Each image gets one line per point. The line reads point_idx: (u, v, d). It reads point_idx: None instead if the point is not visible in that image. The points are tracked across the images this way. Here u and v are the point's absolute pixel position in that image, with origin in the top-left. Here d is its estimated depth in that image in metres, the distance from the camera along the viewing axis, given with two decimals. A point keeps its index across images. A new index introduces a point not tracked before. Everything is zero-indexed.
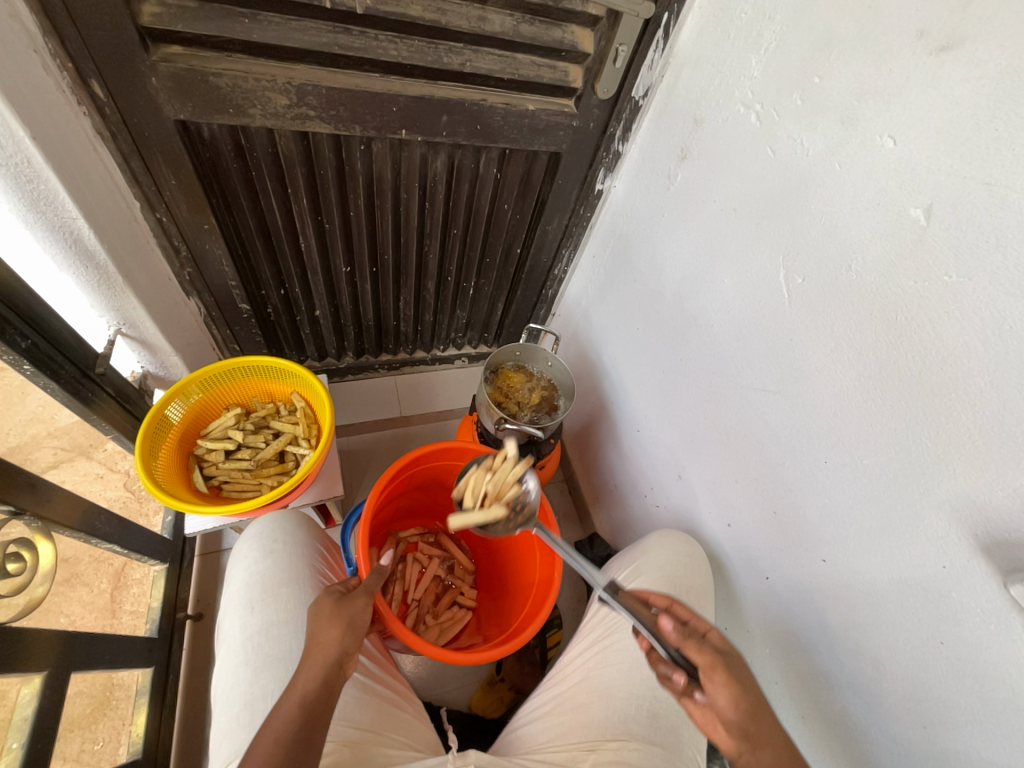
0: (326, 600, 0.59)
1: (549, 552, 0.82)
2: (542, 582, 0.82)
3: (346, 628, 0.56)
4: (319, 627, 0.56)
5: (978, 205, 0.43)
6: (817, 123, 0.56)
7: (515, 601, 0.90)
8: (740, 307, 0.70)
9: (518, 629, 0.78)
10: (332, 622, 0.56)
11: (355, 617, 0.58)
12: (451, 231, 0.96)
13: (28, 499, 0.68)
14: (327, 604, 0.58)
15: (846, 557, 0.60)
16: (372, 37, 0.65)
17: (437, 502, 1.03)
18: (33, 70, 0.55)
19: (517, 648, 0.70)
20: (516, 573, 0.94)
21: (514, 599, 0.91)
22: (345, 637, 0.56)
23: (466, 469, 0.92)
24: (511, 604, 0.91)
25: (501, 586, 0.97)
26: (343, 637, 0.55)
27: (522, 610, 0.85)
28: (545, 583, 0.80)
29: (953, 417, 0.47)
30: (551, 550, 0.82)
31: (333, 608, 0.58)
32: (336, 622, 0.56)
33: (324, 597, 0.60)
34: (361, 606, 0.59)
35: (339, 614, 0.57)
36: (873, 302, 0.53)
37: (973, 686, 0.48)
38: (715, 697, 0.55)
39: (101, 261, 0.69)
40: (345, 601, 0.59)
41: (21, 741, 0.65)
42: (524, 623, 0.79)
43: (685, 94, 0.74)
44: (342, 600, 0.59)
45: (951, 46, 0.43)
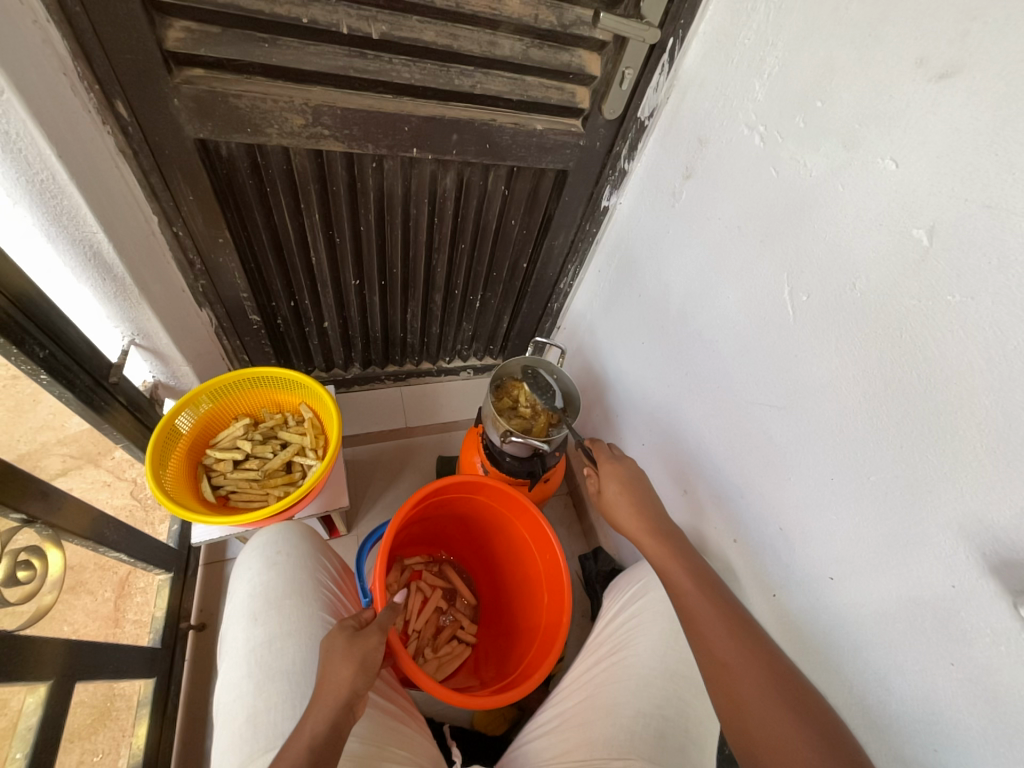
0: (340, 635, 0.59)
1: (558, 594, 0.82)
2: (548, 629, 0.81)
3: (358, 668, 0.56)
4: (331, 665, 0.56)
5: (980, 226, 0.44)
6: (820, 145, 0.57)
7: (518, 642, 0.90)
8: (745, 322, 0.71)
9: (521, 677, 0.78)
10: (344, 662, 0.56)
11: (367, 656, 0.57)
12: (459, 246, 0.98)
13: (39, 507, 0.68)
14: (340, 641, 0.58)
15: (853, 575, 0.60)
16: (386, 61, 0.68)
17: (444, 532, 1.03)
18: (61, 91, 0.57)
19: (524, 695, 0.70)
20: (520, 612, 0.93)
21: (516, 640, 0.90)
22: (356, 678, 0.55)
23: (479, 503, 0.93)
24: (513, 646, 0.90)
25: (503, 624, 0.97)
26: (355, 678, 0.55)
27: (525, 653, 0.84)
28: (551, 629, 0.80)
29: (960, 435, 0.47)
30: (559, 593, 0.82)
31: (347, 646, 0.58)
32: (348, 662, 0.56)
33: (337, 632, 0.59)
34: (375, 644, 0.59)
35: (351, 653, 0.57)
36: (877, 320, 0.53)
37: (984, 707, 0.48)
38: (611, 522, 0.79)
39: (119, 274, 0.71)
40: (358, 639, 0.59)
41: (24, 750, 0.65)
42: (529, 667, 0.78)
43: (690, 115, 0.76)
44: (355, 637, 0.59)
45: (950, 73, 0.45)
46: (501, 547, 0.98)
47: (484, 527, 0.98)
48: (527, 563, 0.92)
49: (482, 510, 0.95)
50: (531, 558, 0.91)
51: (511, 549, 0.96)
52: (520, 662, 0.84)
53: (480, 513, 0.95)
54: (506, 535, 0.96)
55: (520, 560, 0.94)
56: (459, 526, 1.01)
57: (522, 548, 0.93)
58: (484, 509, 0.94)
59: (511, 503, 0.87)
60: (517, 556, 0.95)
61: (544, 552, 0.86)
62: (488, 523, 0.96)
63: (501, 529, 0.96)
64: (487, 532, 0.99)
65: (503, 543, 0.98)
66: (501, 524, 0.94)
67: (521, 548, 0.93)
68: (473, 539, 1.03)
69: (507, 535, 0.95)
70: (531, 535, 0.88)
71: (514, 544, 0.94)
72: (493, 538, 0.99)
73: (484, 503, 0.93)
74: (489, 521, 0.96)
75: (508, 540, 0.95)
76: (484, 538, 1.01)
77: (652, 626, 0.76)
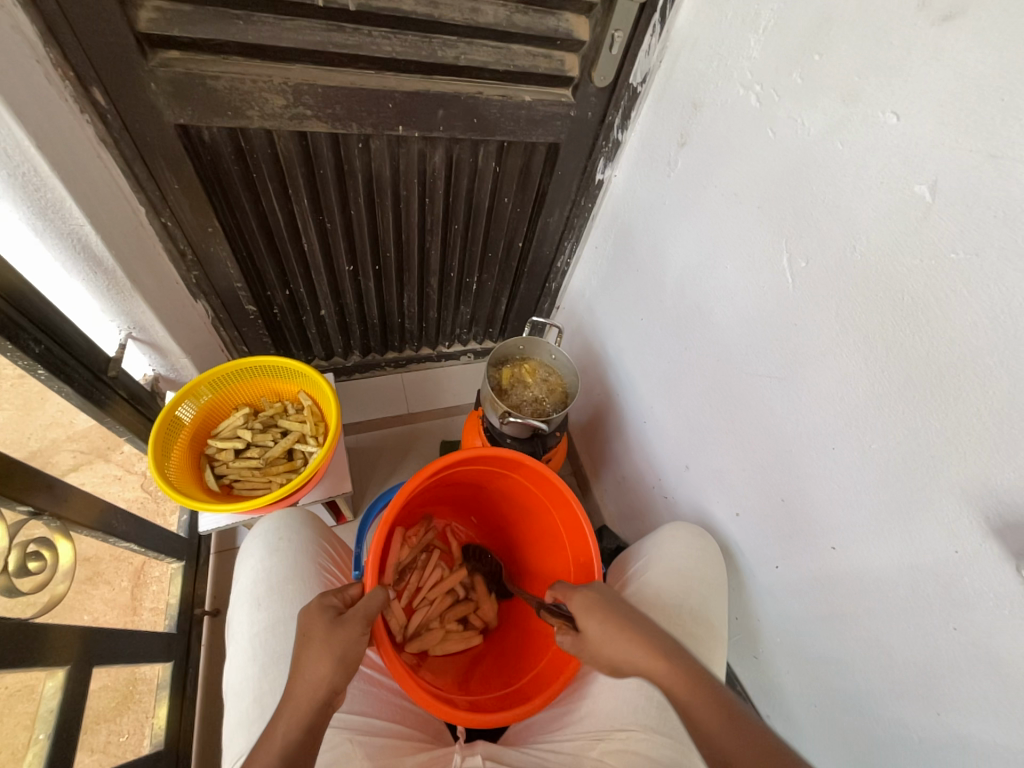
0: (319, 623, 0.58)
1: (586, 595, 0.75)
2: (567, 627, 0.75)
3: (335, 664, 0.55)
4: (308, 659, 0.55)
5: (984, 177, 0.42)
6: (818, 102, 0.55)
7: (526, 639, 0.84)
8: (745, 295, 0.69)
9: (531, 686, 0.73)
10: (321, 657, 0.55)
11: (345, 652, 0.56)
12: (452, 227, 0.96)
13: (46, 499, 0.70)
14: (318, 633, 0.57)
15: (856, 545, 0.59)
16: (365, 34, 0.66)
17: (475, 501, 0.99)
18: (36, 80, 0.56)
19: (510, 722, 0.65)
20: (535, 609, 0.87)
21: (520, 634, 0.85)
22: (333, 674, 0.55)
23: (513, 481, 0.87)
24: (521, 642, 0.85)
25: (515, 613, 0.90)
26: (332, 675, 0.55)
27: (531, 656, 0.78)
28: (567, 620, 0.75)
29: (964, 399, 0.46)
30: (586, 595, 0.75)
31: (325, 638, 0.57)
32: (324, 658, 0.55)
33: (317, 620, 0.59)
34: (355, 636, 0.58)
35: (328, 648, 0.56)
36: (879, 282, 0.51)
37: (987, 672, 0.48)
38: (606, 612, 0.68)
39: (110, 266, 0.71)
40: (336, 631, 0.57)
41: (47, 732, 0.67)
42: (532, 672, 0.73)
43: (683, 78, 0.73)
44: (334, 627, 0.58)
45: (954, 14, 0.42)
46: (530, 530, 0.93)
47: (515, 506, 0.94)
48: (555, 553, 0.86)
49: (516, 488, 0.89)
50: (561, 553, 0.85)
51: (539, 534, 0.91)
52: (520, 665, 0.80)
53: (515, 490, 0.90)
54: (537, 520, 0.90)
55: (549, 550, 0.88)
56: (492, 498, 0.96)
57: (553, 538, 0.87)
58: (515, 486, 0.89)
59: (547, 485, 0.81)
60: (546, 543, 0.89)
61: (577, 551, 0.80)
62: (521, 501, 0.91)
63: (533, 511, 0.90)
64: (516, 511, 0.94)
65: (533, 526, 0.92)
66: (534, 506, 0.89)
67: (552, 539, 0.87)
68: (501, 512, 0.98)
69: (540, 523, 0.90)
70: (565, 527, 0.82)
71: (545, 530, 0.88)
72: (523, 519, 0.94)
73: (521, 482, 0.87)
74: (522, 500, 0.91)
75: (538, 524, 0.90)
76: (514, 515, 0.96)
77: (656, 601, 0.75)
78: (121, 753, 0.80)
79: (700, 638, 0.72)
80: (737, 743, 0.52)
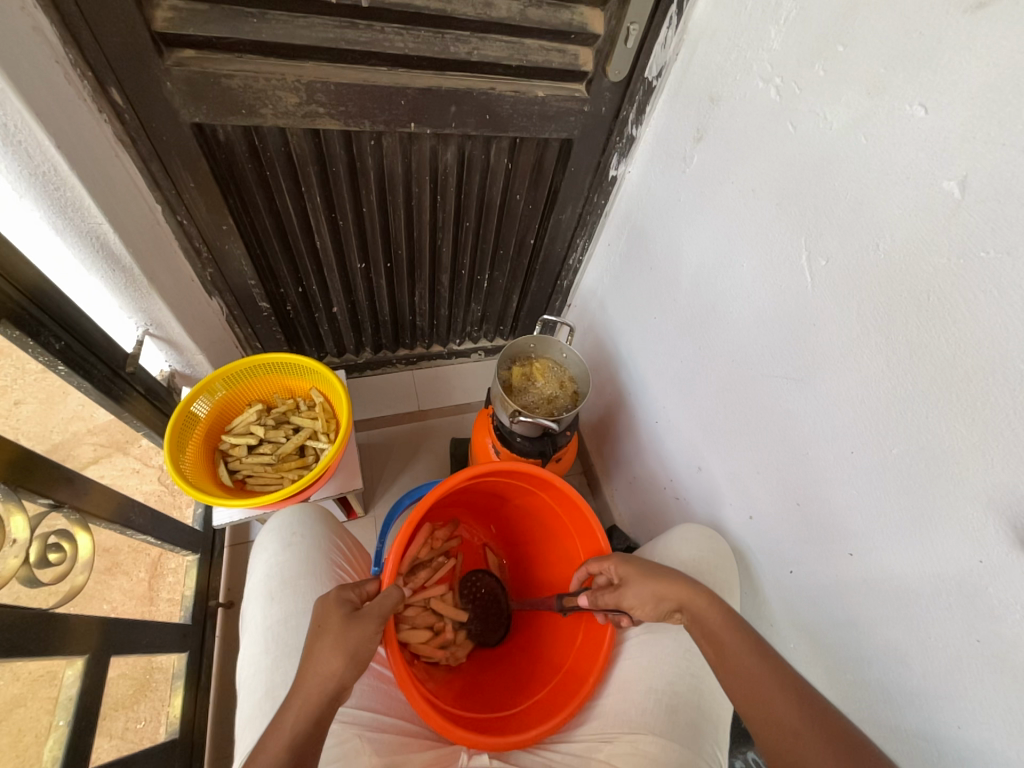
0: (334, 616, 0.58)
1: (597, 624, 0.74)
2: (582, 650, 0.74)
3: (348, 659, 0.55)
4: (321, 652, 0.55)
5: (1016, 171, 0.40)
6: (841, 95, 0.53)
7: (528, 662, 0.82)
8: (762, 294, 0.67)
9: (537, 710, 0.72)
10: (334, 652, 0.55)
11: (358, 649, 0.56)
12: (464, 224, 0.96)
13: (66, 492, 0.71)
14: (334, 625, 0.57)
15: (874, 550, 0.58)
16: (378, 30, 0.65)
17: (494, 510, 0.98)
18: (56, 80, 0.57)
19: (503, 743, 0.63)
20: (540, 631, 0.85)
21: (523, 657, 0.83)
22: (345, 669, 0.55)
23: (541, 498, 0.86)
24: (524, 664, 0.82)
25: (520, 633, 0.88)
26: (343, 670, 0.54)
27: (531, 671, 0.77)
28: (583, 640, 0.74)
29: (990, 403, 0.44)
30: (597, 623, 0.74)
31: (340, 632, 0.56)
32: (338, 652, 0.55)
33: (334, 611, 0.59)
34: (369, 634, 0.57)
35: (343, 643, 0.55)
36: (902, 282, 0.50)
37: (1012, 687, 0.46)
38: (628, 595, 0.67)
39: (127, 265, 0.72)
40: (352, 625, 0.57)
41: (67, 719, 0.69)
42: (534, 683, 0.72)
43: (700, 72, 0.71)
44: (350, 621, 0.57)
45: (987, 2, 0.40)
46: (546, 549, 0.91)
47: (536, 521, 0.92)
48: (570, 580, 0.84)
49: (540, 505, 0.88)
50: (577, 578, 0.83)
51: (556, 555, 0.89)
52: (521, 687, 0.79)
53: (540, 507, 0.89)
54: (556, 542, 0.89)
55: (563, 574, 0.87)
56: (514, 510, 0.95)
57: (569, 563, 0.85)
58: (540, 502, 0.87)
59: (573, 508, 0.80)
60: (561, 568, 0.87)
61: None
62: (542, 518, 0.90)
63: (554, 532, 0.88)
64: (536, 527, 0.92)
65: (550, 546, 0.90)
66: (555, 525, 0.88)
67: (567, 561, 0.86)
68: (519, 525, 0.97)
69: (559, 545, 0.88)
70: (585, 552, 0.80)
71: (563, 554, 0.87)
72: (541, 537, 0.92)
73: (546, 500, 0.86)
74: (545, 519, 0.89)
75: (556, 543, 0.89)
76: (532, 530, 0.94)
77: None
78: (138, 741, 0.81)
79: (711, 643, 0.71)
80: (801, 722, 0.52)
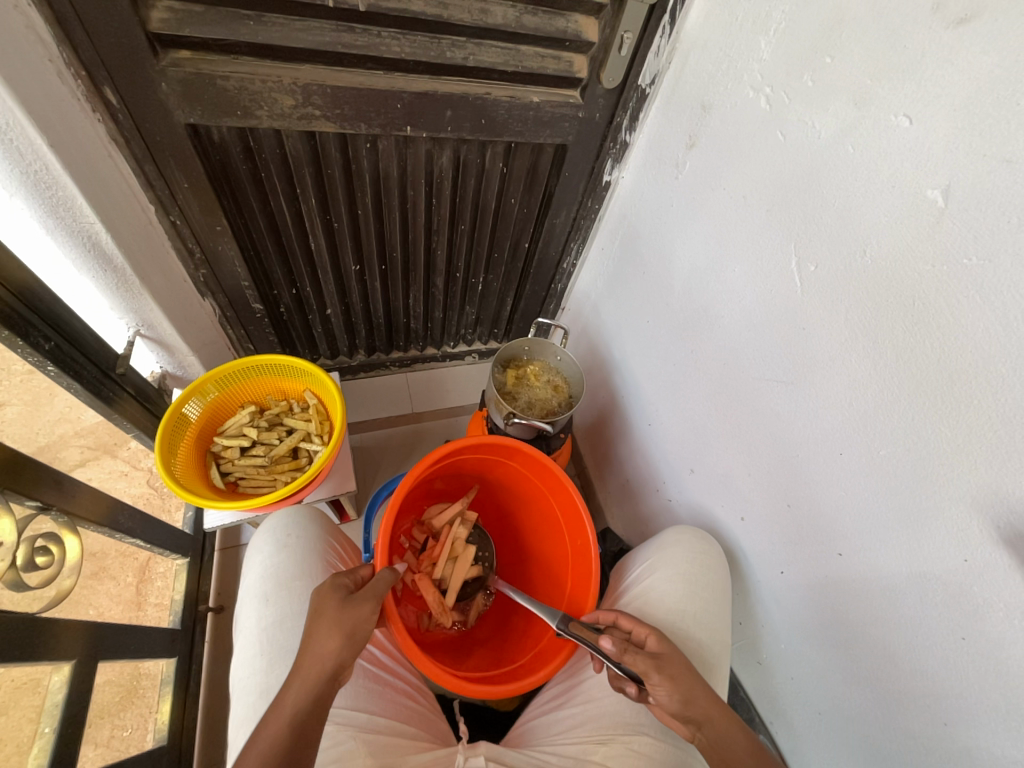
0: (330, 601, 0.58)
1: (585, 578, 0.78)
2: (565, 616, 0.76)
3: (345, 639, 0.55)
4: (318, 633, 0.55)
5: (998, 181, 0.41)
6: (828, 105, 0.54)
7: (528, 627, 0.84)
8: (751, 299, 0.69)
9: (539, 657, 0.73)
10: (331, 632, 0.55)
11: (355, 628, 0.56)
12: (459, 227, 0.97)
13: (54, 495, 0.70)
14: (330, 607, 0.57)
15: (862, 550, 0.59)
16: (375, 34, 0.66)
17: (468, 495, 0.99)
18: (48, 79, 0.57)
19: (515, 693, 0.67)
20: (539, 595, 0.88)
21: (519, 624, 0.84)
22: (342, 649, 0.54)
23: (511, 469, 0.89)
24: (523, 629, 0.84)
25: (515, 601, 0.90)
26: (341, 650, 0.54)
27: (533, 639, 0.79)
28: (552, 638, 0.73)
29: (974, 405, 0.45)
30: (586, 576, 0.78)
31: (337, 613, 0.56)
32: (335, 633, 0.55)
33: (329, 595, 0.59)
34: (366, 614, 0.57)
35: (339, 623, 0.55)
36: (889, 288, 0.51)
37: (995, 682, 0.47)
38: (656, 693, 0.59)
39: (119, 264, 0.71)
40: (347, 607, 0.57)
41: (52, 726, 0.67)
42: (538, 656, 0.73)
43: (692, 80, 0.73)
44: (345, 605, 0.57)
45: (969, 18, 0.41)
46: (528, 519, 0.94)
47: (512, 497, 0.95)
48: (555, 542, 0.88)
49: (513, 477, 0.91)
50: (560, 539, 0.87)
51: (537, 522, 0.92)
52: (523, 646, 0.80)
53: (514, 481, 0.92)
54: (534, 508, 0.92)
55: (548, 537, 0.90)
56: (489, 493, 0.97)
57: (550, 524, 0.89)
58: (513, 475, 0.90)
59: (546, 473, 0.84)
60: (545, 532, 0.91)
61: (575, 537, 0.82)
62: (518, 491, 0.93)
63: (530, 498, 0.92)
64: (514, 502, 0.95)
65: (530, 516, 0.93)
66: (532, 496, 0.91)
67: (548, 523, 0.89)
68: (497, 507, 0.98)
69: (538, 512, 0.92)
70: (563, 510, 0.85)
71: (543, 518, 0.90)
72: (520, 509, 0.95)
73: (518, 471, 0.89)
74: (521, 491, 0.92)
75: (536, 514, 0.92)
76: (510, 506, 0.97)
77: (659, 604, 0.74)
78: (125, 748, 0.80)
79: (705, 645, 0.71)
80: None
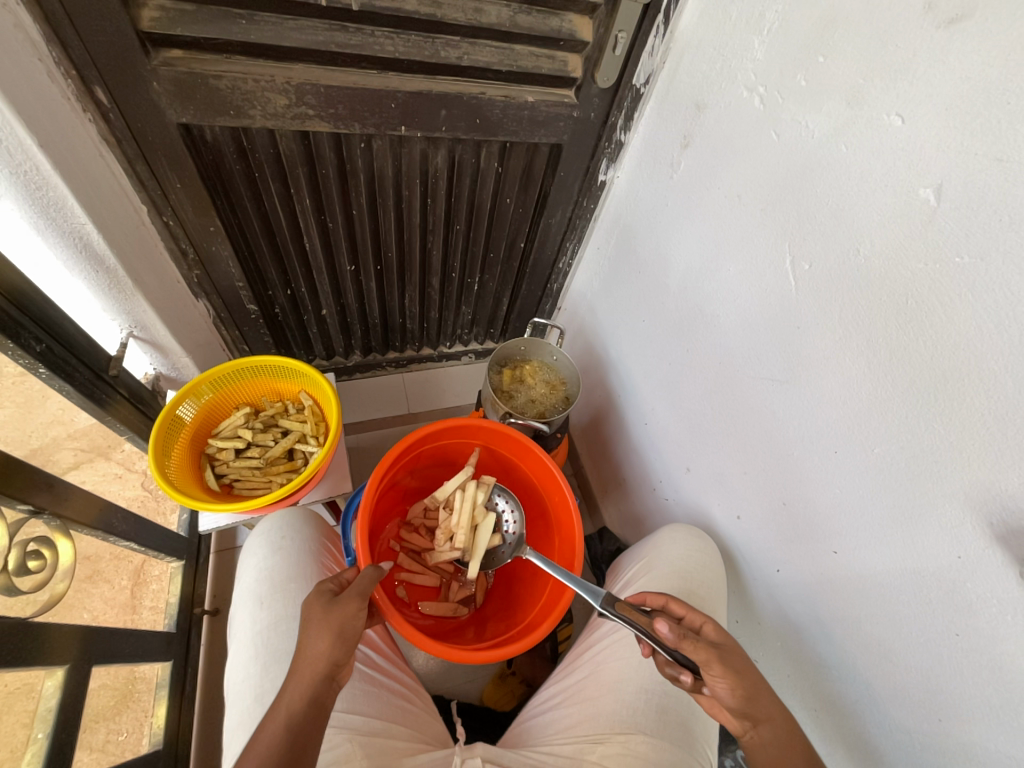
0: (315, 605, 0.57)
1: (568, 532, 0.80)
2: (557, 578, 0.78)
3: (336, 639, 0.54)
4: (308, 636, 0.55)
5: (990, 181, 0.41)
6: (821, 105, 0.55)
7: (527, 589, 0.86)
8: (747, 298, 0.69)
9: (539, 619, 0.75)
10: (321, 633, 0.54)
11: (345, 626, 0.55)
12: (454, 227, 0.96)
13: (46, 498, 0.70)
14: (317, 609, 0.57)
15: (857, 547, 0.59)
16: (368, 33, 0.65)
17: None
18: (38, 78, 0.56)
19: (524, 650, 0.68)
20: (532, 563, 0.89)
21: (522, 590, 0.86)
22: (335, 648, 0.54)
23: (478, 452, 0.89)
24: (522, 595, 0.86)
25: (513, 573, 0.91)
26: (333, 650, 0.54)
27: (535, 602, 0.81)
28: (548, 604, 0.75)
29: (966, 403, 0.46)
30: (570, 534, 0.79)
31: (324, 614, 0.56)
32: (325, 633, 0.54)
33: (316, 598, 0.58)
34: (353, 611, 0.56)
35: (328, 624, 0.55)
36: (883, 286, 0.51)
37: (989, 678, 0.48)
38: (714, 688, 0.55)
39: (111, 265, 0.71)
40: (335, 607, 0.56)
41: (46, 732, 0.67)
42: (539, 617, 0.75)
43: (686, 79, 0.73)
44: (331, 605, 0.57)
45: (960, 17, 0.41)
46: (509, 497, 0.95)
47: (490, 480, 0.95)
48: (536, 509, 0.89)
49: (484, 460, 0.91)
50: (539, 499, 0.88)
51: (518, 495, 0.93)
52: (534, 595, 0.82)
53: (487, 464, 0.92)
54: (511, 483, 0.93)
55: (528, 505, 0.91)
56: None
57: (528, 492, 0.90)
58: (484, 457, 0.90)
59: (510, 444, 0.85)
60: (525, 503, 0.92)
61: (551, 492, 0.84)
62: (493, 473, 0.93)
63: (506, 475, 0.92)
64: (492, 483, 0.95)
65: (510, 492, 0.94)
66: (505, 470, 0.92)
67: (527, 492, 0.90)
68: None
69: (514, 482, 0.92)
70: (534, 473, 0.86)
71: (520, 487, 0.91)
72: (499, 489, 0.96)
73: (486, 451, 0.90)
74: (499, 472, 0.92)
75: (514, 488, 0.93)
76: None
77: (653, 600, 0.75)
78: (120, 753, 0.80)
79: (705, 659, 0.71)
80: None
